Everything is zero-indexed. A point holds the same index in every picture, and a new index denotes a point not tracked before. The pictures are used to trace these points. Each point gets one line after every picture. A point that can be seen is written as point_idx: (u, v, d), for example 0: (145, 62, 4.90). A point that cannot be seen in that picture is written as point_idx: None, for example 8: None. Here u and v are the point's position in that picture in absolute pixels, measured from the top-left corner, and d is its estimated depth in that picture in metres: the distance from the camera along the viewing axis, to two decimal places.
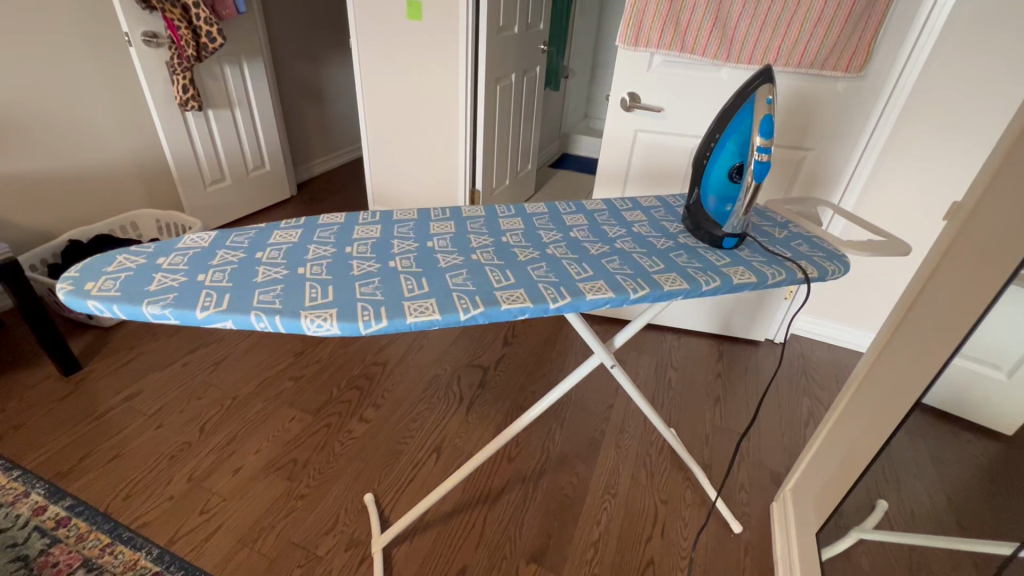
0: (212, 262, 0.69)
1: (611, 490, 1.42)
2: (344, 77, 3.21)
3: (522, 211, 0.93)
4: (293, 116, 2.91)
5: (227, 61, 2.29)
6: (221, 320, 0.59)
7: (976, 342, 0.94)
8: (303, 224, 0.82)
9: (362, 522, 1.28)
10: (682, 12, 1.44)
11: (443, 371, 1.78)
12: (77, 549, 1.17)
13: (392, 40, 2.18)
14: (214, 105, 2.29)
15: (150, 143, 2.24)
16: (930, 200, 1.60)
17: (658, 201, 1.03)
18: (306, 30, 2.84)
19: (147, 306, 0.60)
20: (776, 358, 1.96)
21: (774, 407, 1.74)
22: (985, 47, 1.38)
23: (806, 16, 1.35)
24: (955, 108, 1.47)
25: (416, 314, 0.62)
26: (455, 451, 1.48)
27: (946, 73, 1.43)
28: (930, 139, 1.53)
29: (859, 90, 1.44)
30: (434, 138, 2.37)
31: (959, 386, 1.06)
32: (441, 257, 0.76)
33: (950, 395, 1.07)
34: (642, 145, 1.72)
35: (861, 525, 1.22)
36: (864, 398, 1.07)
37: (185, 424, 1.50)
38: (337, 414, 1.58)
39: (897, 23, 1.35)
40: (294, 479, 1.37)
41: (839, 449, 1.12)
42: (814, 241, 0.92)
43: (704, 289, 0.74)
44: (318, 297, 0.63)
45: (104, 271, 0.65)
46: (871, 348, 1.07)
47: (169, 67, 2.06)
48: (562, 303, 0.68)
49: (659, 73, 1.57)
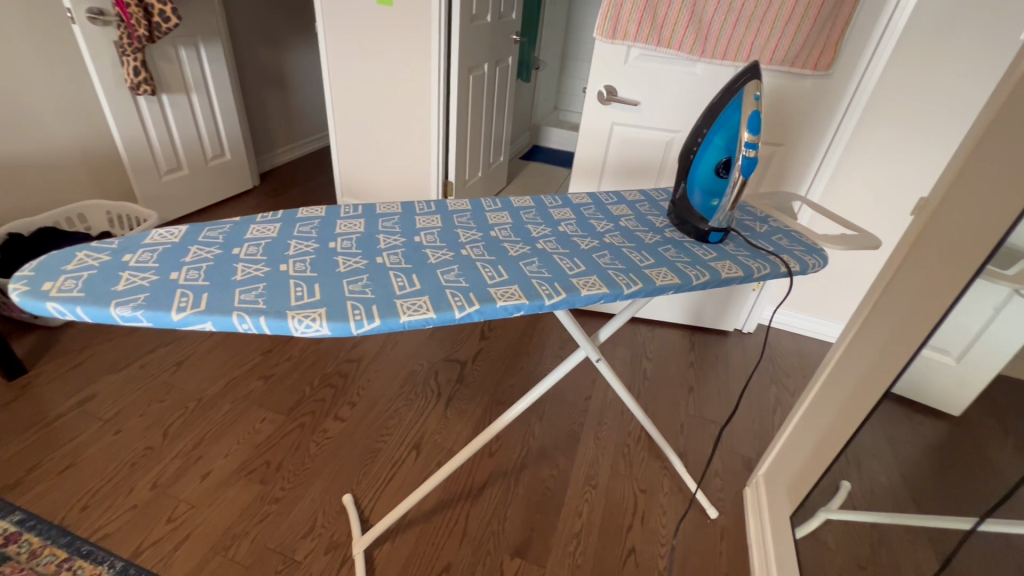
0: (185, 259, 0.65)
1: (592, 481, 1.44)
2: (307, 62, 3.08)
3: (508, 205, 0.91)
4: (254, 103, 2.78)
5: (182, 42, 2.15)
6: (199, 321, 0.55)
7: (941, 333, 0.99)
8: (282, 217, 0.78)
9: (342, 524, 1.25)
10: (658, 6, 1.44)
11: (419, 367, 1.75)
12: (29, 566, 1.09)
13: (362, 26, 2.11)
14: (169, 89, 2.16)
15: (97, 128, 2.09)
16: (888, 196, 1.69)
17: (642, 196, 1.03)
18: (267, 12, 2.71)
19: (115, 307, 0.55)
20: (744, 348, 2.02)
21: (744, 394, 1.80)
22: (940, 51, 1.45)
23: (777, 15, 1.39)
24: (915, 106, 1.54)
25: (410, 313, 0.60)
26: (435, 447, 1.46)
27: (906, 73, 1.50)
28: (892, 135, 1.59)
29: (826, 87, 1.49)
30: (405, 129, 2.31)
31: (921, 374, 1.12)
32: (429, 252, 0.73)
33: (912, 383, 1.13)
34: (618, 139, 1.73)
35: (827, 505, 1.27)
36: (834, 386, 1.12)
37: (147, 428, 1.42)
38: (311, 413, 1.53)
39: (864, 23, 1.40)
40: (268, 482, 1.32)
41: (812, 436, 1.17)
42: (793, 235, 0.95)
43: (694, 283, 0.75)
44: (304, 296, 0.60)
45: (62, 270, 0.60)
46: (839, 339, 1.11)
47: (118, 47, 1.92)
48: (557, 299, 0.67)
49: (635, 66, 1.58)
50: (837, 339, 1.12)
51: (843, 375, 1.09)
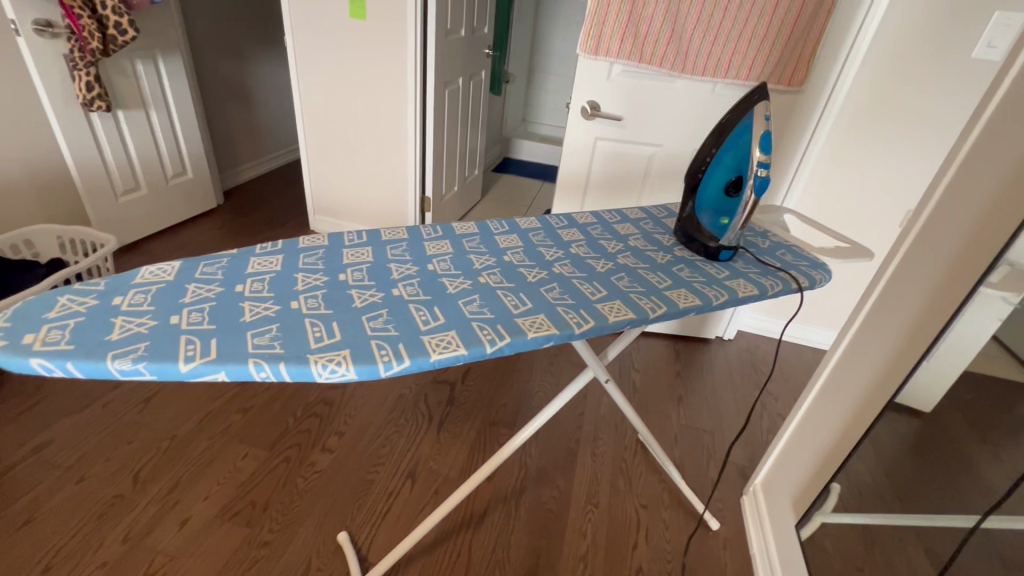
0: (184, 299, 0.59)
1: (593, 500, 1.42)
2: (271, 76, 2.97)
3: (515, 226, 0.89)
4: (216, 118, 2.66)
5: (140, 57, 2.03)
6: (211, 372, 0.50)
7: (946, 349, 0.98)
8: (282, 248, 0.72)
9: (339, 565, 1.18)
10: (640, 23, 1.46)
11: (408, 390, 1.69)
12: None
13: (334, 40, 2.06)
14: (124, 105, 2.04)
15: (45, 148, 1.94)
16: (858, 204, 1.76)
17: (643, 212, 1.03)
18: (229, 25, 2.60)
19: (113, 361, 0.49)
20: (727, 355, 2.06)
21: (731, 401, 1.82)
22: (902, 69, 1.53)
23: (753, 33, 1.43)
24: (881, 120, 1.61)
25: (439, 351, 0.56)
26: (431, 475, 1.41)
27: (872, 88, 1.58)
28: (860, 147, 1.67)
29: (799, 101, 1.55)
30: (380, 144, 2.25)
31: (933, 393, 1.08)
32: (446, 282, 0.70)
33: (922, 400, 1.09)
34: (602, 153, 1.74)
35: (823, 509, 1.20)
36: (831, 394, 1.14)
37: (115, 474, 1.31)
38: (296, 446, 1.44)
39: (832, 42, 1.47)
40: (255, 525, 1.23)
41: (813, 445, 1.19)
42: (795, 251, 0.96)
43: (715, 303, 0.74)
44: (323, 337, 0.56)
45: (43, 318, 0.53)
46: (831, 350, 1.13)
47: (68, 61, 1.80)
48: (586, 328, 0.64)
49: (618, 82, 1.59)
50: (829, 350, 1.13)
51: (841, 384, 1.11)
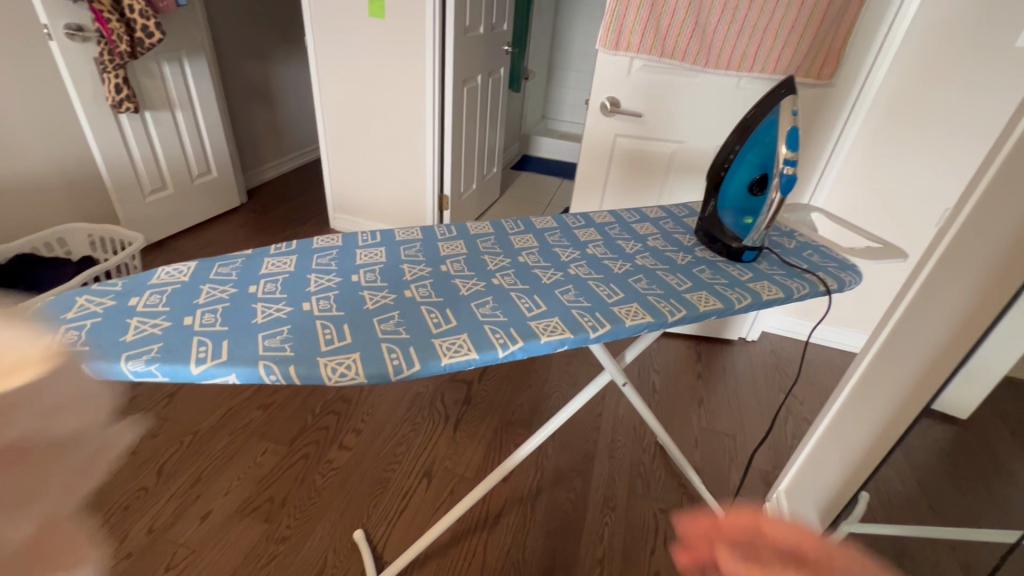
0: (199, 300, 0.59)
1: (610, 503, 1.39)
2: (294, 76, 3.01)
3: (530, 226, 0.87)
4: (240, 118, 2.71)
5: (166, 59, 2.08)
6: (222, 374, 0.50)
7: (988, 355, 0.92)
8: (296, 248, 0.72)
9: (355, 562, 1.18)
10: (662, 16, 1.43)
11: (425, 389, 1.70)
12: None
13: (354, 40, 2.07)
14: (152, 106, 2.09)
15: (77, 149, 2.00)
16: (892, 202, 1.69)
17: (663, 212, 1.00)
18: (253, 27, 2.64)
19: (126, 361, 0.49)
20: (750, 357, 2.01)
21: (754, 404, 1.78)
22: (939, 61, 1.46)
23: (781, 24, 1.38)
24: (916, 113, 1.54)
25: (450, 354, 0.55)
26: (447, 474, 1.40)
27: (906, 80, 1.50)
28: (894, 142, 1.60)
29: (830, 95, 1.49)
30: (398, 142, 2.25)
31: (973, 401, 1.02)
32: (459, 284, 0.69)
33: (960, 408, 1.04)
34: (621, 150, 1.70)
35: (849, 518, 1.17)
36: (858, 404, 1.08)
37: (140, 468, 1.34)
38: (314, 443, 1.46)
39: (866, 28, 1.40)
40: (273, 520, 1.25)
41: (841, 453, 1.14)
42: (823, 251, 0.92)
43: (738, 307, 0.71)
44: (334, 340, 0.55)
45: (61, 318, 0.53)
46: (860, 355, 1.07)
47: (98, 64, 1.85)
48: (602, 331, 0.62)
49: (639, 77, 1.55)
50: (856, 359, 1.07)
51: (865, 394, 1.06)
